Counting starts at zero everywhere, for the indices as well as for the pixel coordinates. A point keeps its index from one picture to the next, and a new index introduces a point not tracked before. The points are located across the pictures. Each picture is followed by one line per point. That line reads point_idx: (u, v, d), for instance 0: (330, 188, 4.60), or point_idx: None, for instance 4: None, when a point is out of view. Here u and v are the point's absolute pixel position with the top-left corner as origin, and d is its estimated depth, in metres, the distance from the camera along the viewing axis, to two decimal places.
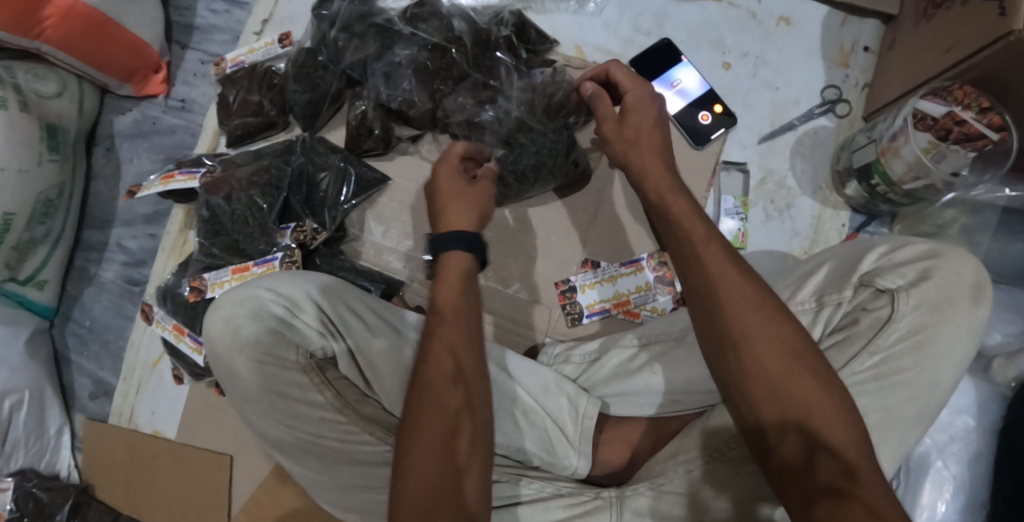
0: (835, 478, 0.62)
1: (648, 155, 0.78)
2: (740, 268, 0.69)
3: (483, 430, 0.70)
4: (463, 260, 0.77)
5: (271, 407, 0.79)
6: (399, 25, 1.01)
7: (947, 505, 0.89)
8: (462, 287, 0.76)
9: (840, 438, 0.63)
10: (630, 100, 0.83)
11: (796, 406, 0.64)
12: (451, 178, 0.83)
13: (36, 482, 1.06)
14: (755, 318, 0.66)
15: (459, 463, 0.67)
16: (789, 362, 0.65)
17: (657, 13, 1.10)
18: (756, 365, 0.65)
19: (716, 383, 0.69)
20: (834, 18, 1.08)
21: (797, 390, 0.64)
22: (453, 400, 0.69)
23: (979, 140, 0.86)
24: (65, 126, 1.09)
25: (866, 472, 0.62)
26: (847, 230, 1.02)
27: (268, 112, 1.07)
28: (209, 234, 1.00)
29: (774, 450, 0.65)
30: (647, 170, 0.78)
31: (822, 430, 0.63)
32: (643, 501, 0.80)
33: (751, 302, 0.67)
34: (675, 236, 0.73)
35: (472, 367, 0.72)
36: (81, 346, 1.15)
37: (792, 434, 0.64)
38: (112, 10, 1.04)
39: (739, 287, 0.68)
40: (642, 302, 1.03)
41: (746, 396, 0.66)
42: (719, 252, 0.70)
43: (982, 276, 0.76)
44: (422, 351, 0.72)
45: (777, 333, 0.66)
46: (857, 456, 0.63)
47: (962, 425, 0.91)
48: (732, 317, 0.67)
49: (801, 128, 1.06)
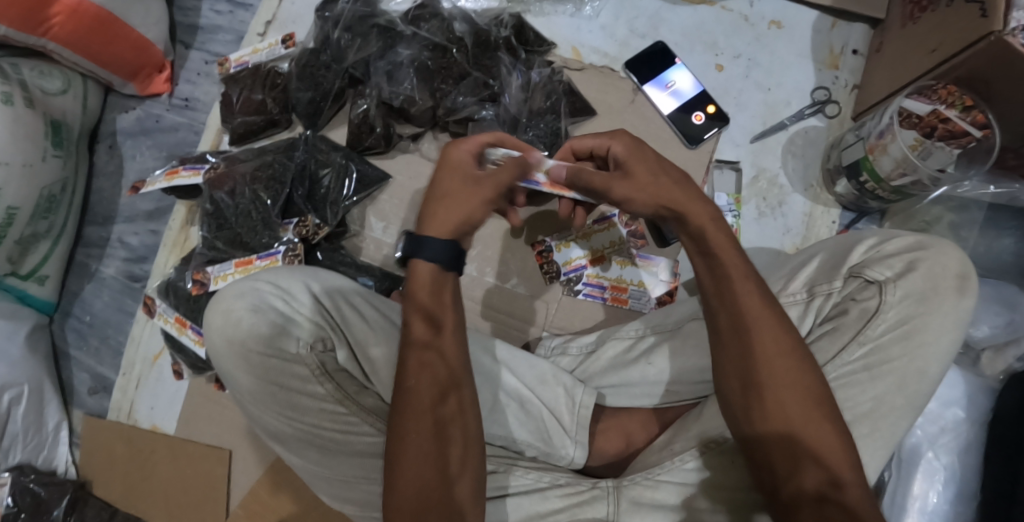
0: (823, 490, 0.65)
1: (672, 191, 0.75)
2: (769, 308, 0.70)
3: (475, 434, 0.73)
4: (431, 265, 0.75)
5: (272, 399, 0.80)
6: (402, 26, 1.04)
7: (937, 495, 0.91)
8: (439, 294, 0.75)
9: (837, 459, 0.66)
10: (618, 152, 0.78)
11: (808, 433, 0.67)
12: (455, 178, 0.76)
13: (33, 477, 1.06)
14: (779, 359, 0.69)
15: (452, 472, 0.70)
16: (807, 403, 0.67)
17: (652, 16, 1.13)
18: (772, 400, 0.68)
19: (725, 408, 0.72)
20: (823, 22, 1.11)
21: (811, 426, 0.67)
22: (448, 407, 0.72)
23: (963, 137, 0.90)
24: (68, 122, 1.10)
25: (853, 486, 0.66)
26: (838, 227, 1.05)
27: (271, 111, 1.09)
28: (213, 228, 1.02)
29: (780, 479, 0.67)
30: (684, 210, 0.74)
31: (827, 455, 0.66)
32: (640, 491, 0.81)
33: (780, 344, 0.69)
34: (709, 268, 0.73)
35: (461, 369, 0.74)
36: (80, 341, 1.15)
37: (803, 458, 0.67)
38: (118, 9, 1.06)
39: (766, 325, 0.70)
40: (615, 256, 1.07)
41: (756, 424, 0.69)
42: (753, 293, 0.71)
43: (967, 267, 0.78)
44: (403, 359, 0.73)
45: (799, 375, 0.68)
46: (846, 470, 0.66)
47: (952, 417, 0.92)
48: (761, 356, 0.69)
49: (793, 128, 1.09)
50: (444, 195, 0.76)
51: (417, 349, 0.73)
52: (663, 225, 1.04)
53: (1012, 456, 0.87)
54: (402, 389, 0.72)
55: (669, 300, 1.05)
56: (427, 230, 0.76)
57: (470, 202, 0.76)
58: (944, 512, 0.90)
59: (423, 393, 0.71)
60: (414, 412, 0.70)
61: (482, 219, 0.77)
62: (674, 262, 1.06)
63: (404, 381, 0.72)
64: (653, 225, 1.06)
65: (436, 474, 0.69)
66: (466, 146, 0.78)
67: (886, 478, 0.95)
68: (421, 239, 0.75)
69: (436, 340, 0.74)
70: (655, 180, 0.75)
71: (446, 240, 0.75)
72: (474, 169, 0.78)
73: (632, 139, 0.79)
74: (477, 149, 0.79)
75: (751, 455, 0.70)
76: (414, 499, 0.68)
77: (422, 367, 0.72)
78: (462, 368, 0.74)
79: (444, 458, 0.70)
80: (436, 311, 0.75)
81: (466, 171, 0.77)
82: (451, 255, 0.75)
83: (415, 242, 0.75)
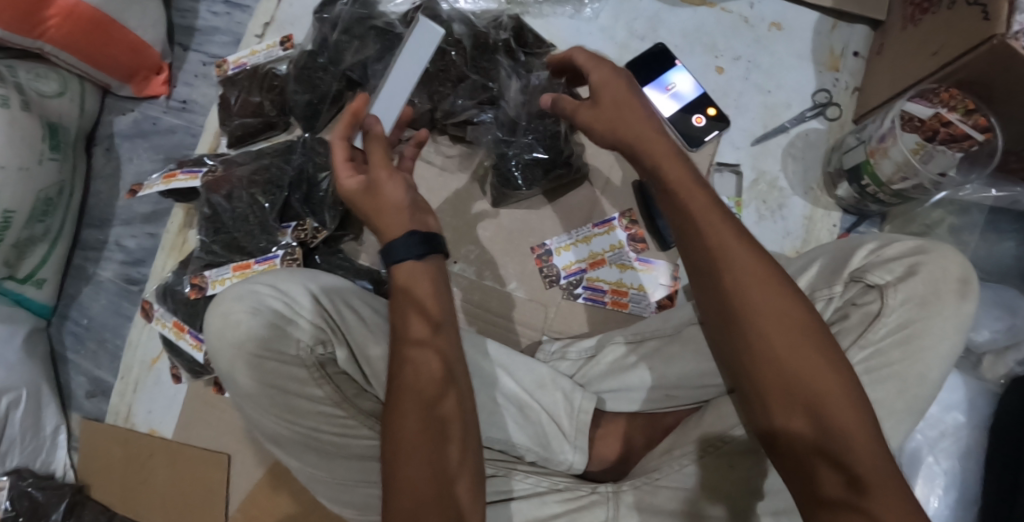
0: (844, 490, 0.63)
1: (651, 145, 0.75)
2: (776, 284, 0.69)
3: (472, 432, 0.72)
4: (409, 264, 0.75)
5: (270, 401, 0.79)
6: (400, 28, 1.03)
7: (938, 500, 0.90)
8: (435, 286, 0.75)
9: (859, 446, 0.64)
10: (595, 80, 0.79)
11: (827, 424, 0.65)
12: (363, 200, 0.76)
13: (31, 481, 1.05)
14: (792, 340, 0.67)
15: (451, 469, 0.68)
16: (826, 388, 0.66)
17: (651, 18, 1.13)
18: (783, 379, 0.67)
19: (741, 395, 0.71)
20: (824, 23, 1.11)
21: (833, 413, 0.65)
22: (446, 405, 0.71)
23: (965, 141, 0.89)
24: (65, 125, 1.10)
25: (879, 485, 0.63)
26: (839, 230, 1.05)
27: (267, 113, 1.08)
28: (211, 233, 1.01)
29: (801, 475, 0.66)
30: (667, 172, 0.74)
31: (850, 447, 0.64)
32: (639, 496, 0.80)
33: (792, 324, 0.68)
34: (708, 249, 0.71)
35: (457, 365, 0.74)
36: (78, 345, 1.15)
37: (821, 452, 0.65)
38: (114, 12, 1.05)
39: (774, 305, 0.68)
40: (616, 259, 1.06)
41: (775, 411, 0.68)
42: (759, 269, 0.69)
43: (968, 272, 0.78)
44: (397, 356, 0.73)
45: (814, 356, 0.67)
46: (870, 466, 0.63)
47: (952, 421, 0.92)
48: (772, 338, 0.68)
49: (793, 131, 1.08)
50: (370, 212, 0.76)
51: (414, 346, 0.73)
52: (662, 228, 1.05)
53: (1013, 461, 0.87)
54: (399, 385, 0.71)
55: (668, 304, 1.05)
56: (386, 239, 0.75)
57: (389, 195, 0.75)
58: (945, 517, 0.90)
59: (420, 390, 0.71)
60: (413, 408, 0.70)
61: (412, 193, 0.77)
62: (674, 266, 1.06)
63: (402, 377, 0.72)
64: (653, 228, 1.06)
65: (435, 470, 0.67)
66: (343, 176, 0.76)
67: None
68: (391, 244, 0.75)
69: (432, 338, 0.73)
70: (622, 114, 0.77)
71: (403, 232, 0.74)
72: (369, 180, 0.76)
73: (619, 70, 0.80)
74: (349, 167, 0.77)
75: (774, 449, 0.68)
76: (411, 498, 0.66)
77: (418, 363, 0.72)
78: (460, 365, 0.74)
79: (441, 456, 0.68)
80: (430, 308, 0.74)
81: (366, 187, 0.75)
82: (420, 243, 0.75)
83: (387, 249, 0.75)
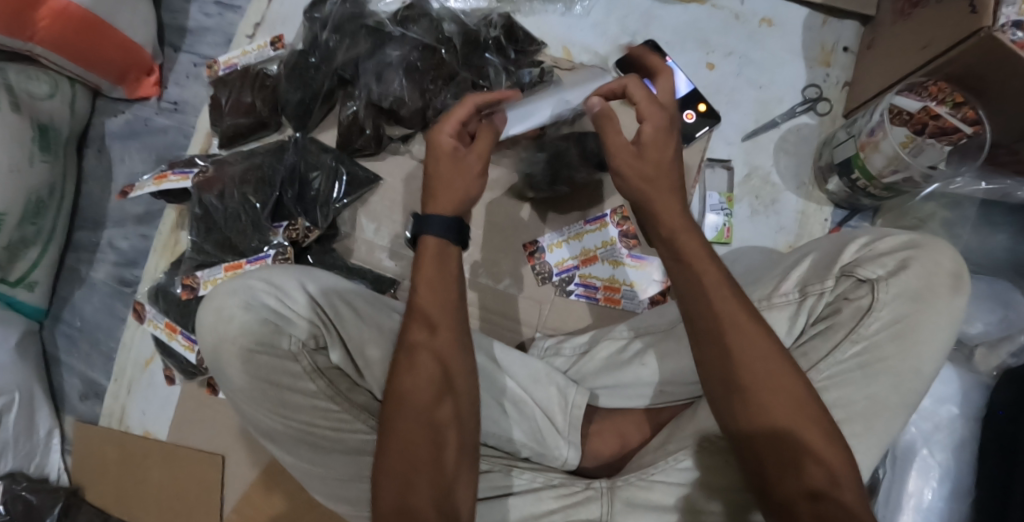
0: (818, 488, 0.65)
1: (664, 195, 0.75)
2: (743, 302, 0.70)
3: (469, 434, 0.72)
4: (440, 240, 0.76)
5: (262, 396, 0.78)
6: (390, 27, 1.03)
7: (932, 492, 0.90)
8: (444, 282, 0.75)
9: (834, 458, 0.66)
10: (644, 131, 0.76)
11: (797, 432, 0.66)
12: (444, 163, 0.77)
13: (25, 484, 1.04)
14: (763, 356, 0.68)
15: (447, 471, 0.69)
16: (794, 402, 0.67)
17: (643, 15, 1.13)
18: (756, 395, 0.67)
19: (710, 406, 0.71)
20: (814, 19, 1.11)
21: (801, 425, 0.66)
22: (442, 412, 0.71)
23: (954, 134, 0.90)
24: (56, 126, 1.10)
25: (848, 486, 0.65)
26: (830, 224, 1.05)
27: (260, 112, 1.08)
28: (202, 232, 1.02)
29: (772, 481, 0.66)
30: (659, 211, 0.75)
31: (819, 454, 0.66)
32: (634, 491, 0.80)
33: (761, 341, 0.68)
34: (684, 272, 0.72)
35: (457, 368, 0.73)
36: (71, 347, 1.14)
37: (792, 458, 0.66)
38: (105, 13, 1.05)
39: (746, 323, 0.69)
40: (608, 256, 1.07)
41: (747, 421, 0.67)
42: (731, 290, 0.70)
43: (961, 267, 0.78)
44: (395, 362, 0.72)
45: (784, 371, 0.67)
46: (841, 468, 0.65)
47: (946, 413, 0.92)
48: (743, 353, 0.68)
49: (785, 126, 1.08)
50: (436, 182, 0.77)
51: (409, 349, 0.72)
52: None
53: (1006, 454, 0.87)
54: (397, 389, 0.71)
55: (661, 300, 1.05)
56: (430, 208, 0.77)
57: (463, 177, 0.77)
58: (940, 508, 0.90)
59: (415, 395, 0.70)
60: (409, 411, 0.70)
61: (479, 192, 0.79)
62: None
63: (401, 383, 0.71)
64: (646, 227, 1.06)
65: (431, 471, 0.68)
66: (445, 131, 0.78)
67: (880, 476, 0.94)
68: (427, 217, 0.76)
69: (431, 339, 0.73)
70: (658, 169, 0.75)
71: (449, 215, 0.76)
72: (460, 149, 0.79)
73: (671, 121, 0.77)
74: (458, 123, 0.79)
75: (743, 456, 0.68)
76: (395, 499, 0.66)
77: (415, 367, 0.71)
78: (461, 369, 0.73)
79: (439, 457, 0.69)
80: (433, 312, 0.73)
81: (454, 153, 0.78)
82: (455, 230, 0.76)
83: (422, 219, 0.76)
